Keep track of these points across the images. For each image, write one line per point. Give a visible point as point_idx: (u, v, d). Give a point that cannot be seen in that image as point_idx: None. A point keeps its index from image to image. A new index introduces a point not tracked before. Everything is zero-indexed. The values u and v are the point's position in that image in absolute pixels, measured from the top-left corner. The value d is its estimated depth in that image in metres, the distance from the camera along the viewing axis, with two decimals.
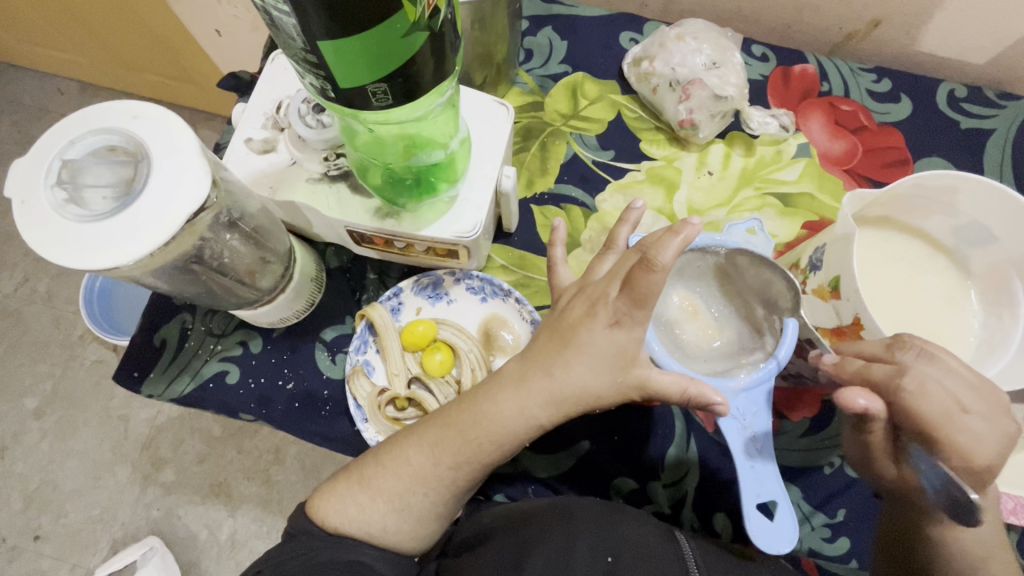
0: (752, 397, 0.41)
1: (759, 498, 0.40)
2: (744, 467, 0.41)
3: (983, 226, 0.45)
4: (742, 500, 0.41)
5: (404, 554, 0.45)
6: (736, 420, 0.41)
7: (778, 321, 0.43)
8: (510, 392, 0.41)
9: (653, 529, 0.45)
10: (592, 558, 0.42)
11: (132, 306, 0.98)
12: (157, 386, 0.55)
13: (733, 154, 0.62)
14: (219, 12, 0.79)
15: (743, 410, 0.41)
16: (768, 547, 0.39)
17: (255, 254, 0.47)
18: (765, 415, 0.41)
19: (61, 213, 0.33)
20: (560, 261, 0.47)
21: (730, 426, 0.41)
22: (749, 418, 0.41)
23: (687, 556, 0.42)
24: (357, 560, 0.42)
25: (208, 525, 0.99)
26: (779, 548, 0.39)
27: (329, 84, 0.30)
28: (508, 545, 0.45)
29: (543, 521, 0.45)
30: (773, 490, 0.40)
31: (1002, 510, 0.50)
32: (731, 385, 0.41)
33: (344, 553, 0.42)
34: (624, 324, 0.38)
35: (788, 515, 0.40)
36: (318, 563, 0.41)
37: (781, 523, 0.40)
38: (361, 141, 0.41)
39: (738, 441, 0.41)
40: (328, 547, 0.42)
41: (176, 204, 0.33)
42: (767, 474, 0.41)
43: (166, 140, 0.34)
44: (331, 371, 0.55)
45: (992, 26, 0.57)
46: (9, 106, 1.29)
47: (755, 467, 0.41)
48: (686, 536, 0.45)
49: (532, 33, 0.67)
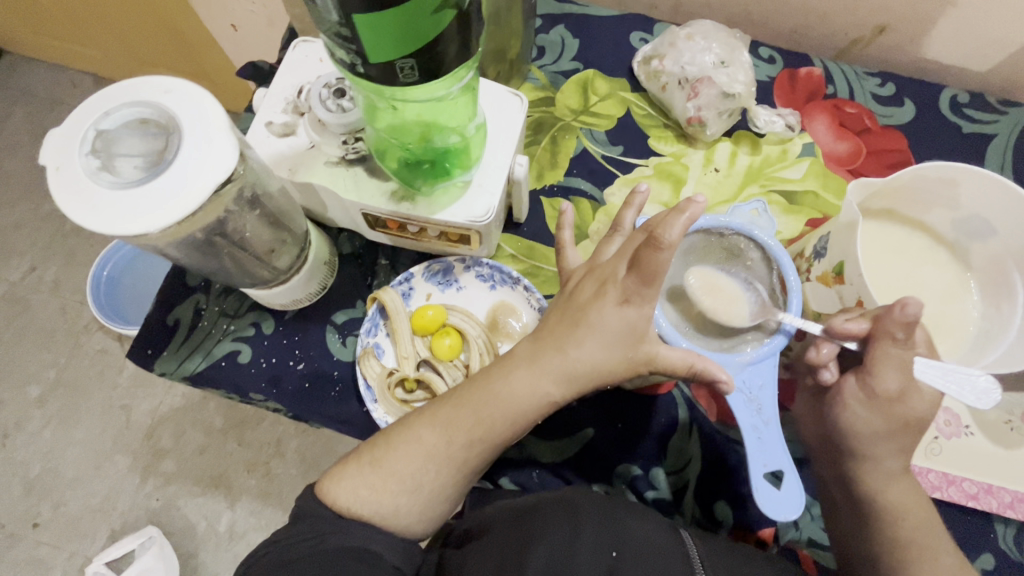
0: (759, 371, 0.41)
1: (767, 468, 0.40)
2: (749, 437, 0.40)
3: (983, 219, 0.46)
4: (749, 471, 0.40)
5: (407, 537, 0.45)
6: (743, 394, 0.41)
7: (783, 299, 0.43)
8: (523, 369, 0.42)
9: (656, 523, 0.45)
10: (597, 554, 0.42)
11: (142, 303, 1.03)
12: (169, 365, 0.56)
13: (739, 152, 0.64)
14: (236, 7, 0.81)
15: (750, 384, 0.41)
16: (776, 515, 0.39)
17: (275, 233, 0.48)
18: (772, 390, 0.41)
19: (95, 180, 0.34)
20: (568, 245, 0.47)
21: (738, 400, 0.41)
22: (755, 393, 0.41)
23: (691, 552, 0.43)
24: (365, 548, 0.42)
25: (207, 516, 1.03)
26: (786, 517, 0.39)
27: (359, 60, 0.31)
28: (509, 544, 0.44)
29: (548, 512, 0.46)
30: (780, 460, 0.40)
31: (999, 504, 0.52)
32: (737, 358, 0.41)
33: (354, 539, 0.42)
34: (634, 302, 0.39)
35: (794, 485, 0.40)
36: (327, 548, 0.41)
37: (788, 492, 0.40)
38: (381, 119, 0.43)
39: (746, 414, 0.40)
40: (341, 530, 0.42)
41: (205, 174, 0.34)
42: (776, 444, 0.40)
43: (197, 114, 0.35)
44: (342, 353, 0.56)
45: (997, 33, 0.59)
46: (23, 97, 1.32)
47: (762, 438, 0.41)
48: (693, 536, 0.45)
49: (544, 30, 0.69)
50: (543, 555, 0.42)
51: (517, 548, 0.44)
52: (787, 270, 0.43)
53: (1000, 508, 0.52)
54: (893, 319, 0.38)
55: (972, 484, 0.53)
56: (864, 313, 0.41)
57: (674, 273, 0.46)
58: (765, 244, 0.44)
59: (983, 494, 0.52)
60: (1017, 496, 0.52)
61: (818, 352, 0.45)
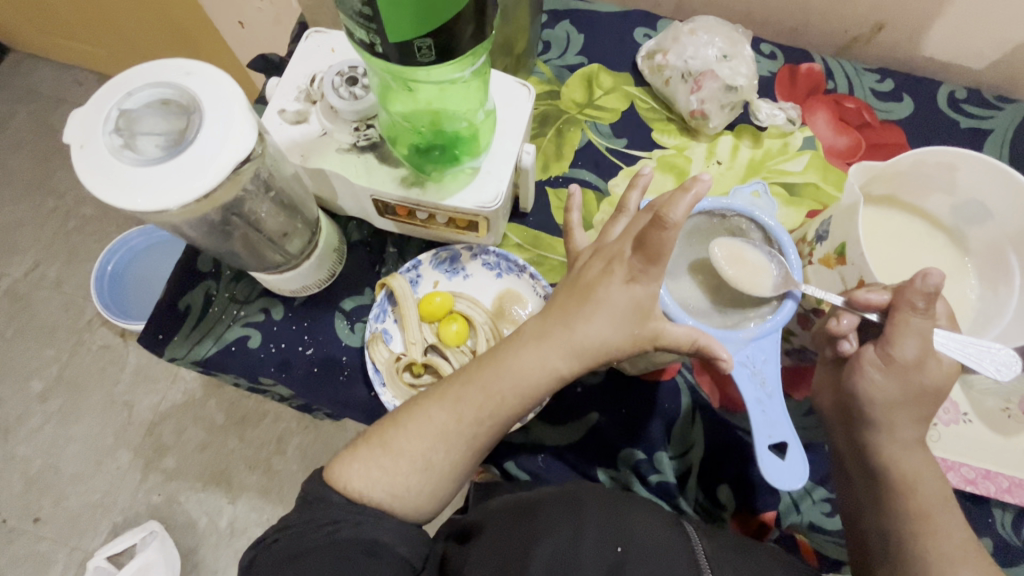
0: (762, 346, 0.42)
1: (771, 439, 0.41)
2: (754, 410, 0.41)
3: (980, 203, 0.47)
4: (754, 443, 0.41)
5: (419, 525, 0.46)
6: (747, 368, 0.41)
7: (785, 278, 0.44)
8: (532, 345, 0.43)
9: (661, 521, 0.45)
10: (602, 549, 0.43)
11: (149, 299, 1.05)
12: (180, 350, 0.57)
13: (741, 145, 0.65)
14: (244, 5, 0.82)
15: (753, 358, 0.41)
16: (782, 485, 0.40)
17: (287, 216, 0.49)
18: (775, 365, 0.42)
19: (118, 157, 0.35)
20: (576, 226, 0.48)
21: (741, 374, 0.41)
22: (759, 367, 0.41)
23: (696, 547, 0.43)
24: (377, 541, 0.42)
25: (208, 512, 1.03)
26: (791, 486, 0.40)
27: (378, 39, 0.32)
28: (512, 543, 0.45)
29: (551, 508, 0.46)
30: (785, 432, 0.41)
31: (997, 489, 0.53)
32: (739, 333, 0.42)
33: (366, 532, 0.42)
34: (640, 280, 0.40)
35: (798, 457, 0.41)
36: (339, 540, 0.41)
37: (792, 463, 0.41)
38: (395, 98, 0.44)
39: (750, 388, 0.41)
40: (353, 522, 0.42)
41: (225, 153, 0.35)
42: (780, 417, 0.41)
43: (218, 96, 0.36)
44: (350, 339, 0.57)
45: (994, 31, 0.60)
46: (28, 95, 1.34)
47: (766, 411, 0.41)
48: (695, 527, 0.45)
49: (550, 26, 0.71)
50: (547, 551, 0.43)
51: (520, 546, 0.44)
52: (787, 250, 0.44)
53: (998, 493, 0.53)
54: (915, 289, 0.39)
55: (970, 469, 0.53)
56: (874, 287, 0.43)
57: (683, 253, 0.47)
58: (766, 224, 0.45)
59: (982, 480, 0.53)
60: (1015, 481, 0.53)
61: (838, 323, 0.46)
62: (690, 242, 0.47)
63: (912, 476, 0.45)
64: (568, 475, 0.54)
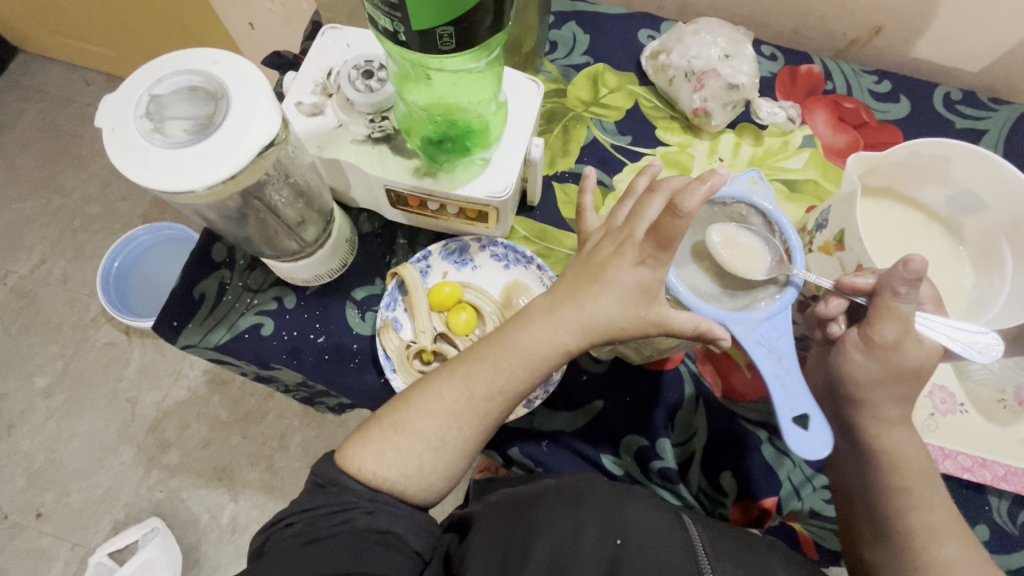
0: (774, 324, 0.43)
1: (793, 412, 0.42)
2: (774, 385, 0.42)
3: (974, 194, 0.49)
4: (776, 416, 0.42)
5: (427, 515, 0.47)
6: (763, 345, 0.43)
7: (787, 258, 0.45)
8: (542, 321, 0.44)
9: (660, 514, 0.46)
10: (602, 542, 0.43)
11: (154, 298, 1.06)
12: (194, 336, 0.58)
13: (742, 143, 0.67)
14: (255, 6, 0.84)
15: (768, 336, 0.43)
16: (808, 454, 0.41)
17: (303, 205, 0.51)
18: (789, 340, 0.43)
19: (149, 140, 0.36)
20: (588, 208, 0.49)
21: (757, 352, 0.42)
22: (773, 343, 0.43)
23: (694, 539, 0.43)
24: (390, 531, 0.43)
25: (210, 508, 1.04)
26: (818, 455, 0.41)
27: (402, 26, 0.33)
28: (516, 534, 0.45)
29: (552, 503, 0.46)
30: (805, 403, 0.42)
31: (993, 477, 0.54)
32: (752, 314, 0.43)
33: (378, 523, 0.43)
34: (649, 264, 0.41)
35: (821, 426, 0.42)
36: (355, 528, 0.42)
37: (815, 434, 0.42)
38: (411, 87, 0.46)
39: (767, 364, 0.42)
40: (369, 510, 0.43)
41: (251, 137, 0.37)
42: (799, 389, 0.42)
43: (243, 83, 0.38)
44: (360, 327, 0.59)
45: (987, 34, 0.62)
46: (37, 95, 1.35)
47: (786, 385, 0.43)
48: (694, 521, 0.46)
49: (556, 27, 0.73)
50: (548, 547, 0.43)
51: (524, 538, 0.44)
52: (787, 232, 0.45)
53: (994, 481, 0.54)
54: (896, 275, 0.40)
55: (967, 458, 0.55)
56: (868, 272, 0.44)
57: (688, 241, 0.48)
58: (765, 209, 0.47)
59: (978, 467, 0.54)
60: (1010, 469, 0.54)
61: (827, 306, 0.48)
62: (694, 230, 0.49)
63: (907, 451, 0.46)
64: (573, 460, 0.55)
